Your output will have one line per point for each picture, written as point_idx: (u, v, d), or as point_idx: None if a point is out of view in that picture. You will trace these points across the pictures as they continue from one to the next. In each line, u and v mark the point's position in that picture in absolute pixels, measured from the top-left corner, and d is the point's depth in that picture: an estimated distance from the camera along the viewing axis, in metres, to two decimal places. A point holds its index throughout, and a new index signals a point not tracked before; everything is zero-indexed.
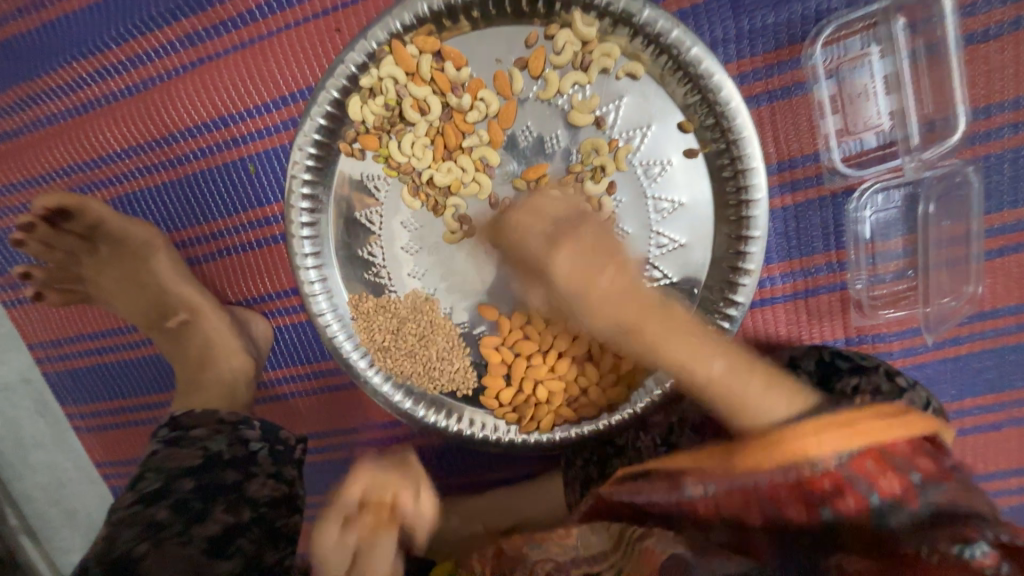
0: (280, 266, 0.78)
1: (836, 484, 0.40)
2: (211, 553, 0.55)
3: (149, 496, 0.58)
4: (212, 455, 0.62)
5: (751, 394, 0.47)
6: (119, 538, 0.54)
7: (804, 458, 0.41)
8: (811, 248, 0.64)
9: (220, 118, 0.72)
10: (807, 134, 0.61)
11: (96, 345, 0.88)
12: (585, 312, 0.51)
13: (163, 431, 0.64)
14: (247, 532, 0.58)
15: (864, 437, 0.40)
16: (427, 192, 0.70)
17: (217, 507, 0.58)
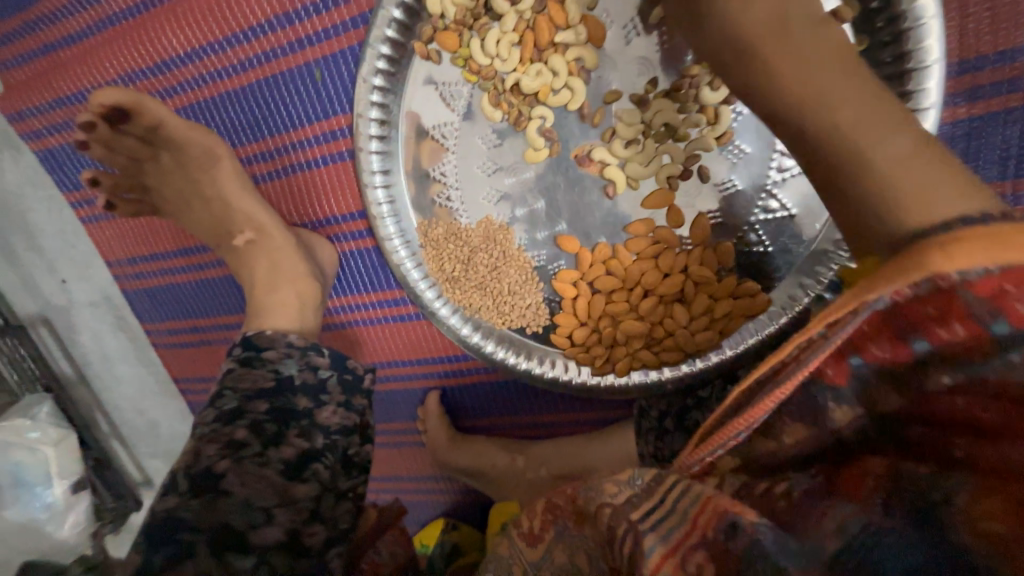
0: (345, 187, 0.73)
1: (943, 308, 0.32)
2: (290, 475, 0.54)
3: (226, 414, 0.55)
4: (285, 380, 0.59)
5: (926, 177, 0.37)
6: (201, 454, 0.52)
7: None
8: (982, 176, 0.52)
9: (285, 15, 0.66)
10: (1006, 26, 0.48)
11: (168, 264, 0.89)
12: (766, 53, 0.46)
13: (236, 350, 0.61)
14: (322, 457, 0.57)
15: None
16: (510, 101, 0.61)
17: (291, 432, 0.56)
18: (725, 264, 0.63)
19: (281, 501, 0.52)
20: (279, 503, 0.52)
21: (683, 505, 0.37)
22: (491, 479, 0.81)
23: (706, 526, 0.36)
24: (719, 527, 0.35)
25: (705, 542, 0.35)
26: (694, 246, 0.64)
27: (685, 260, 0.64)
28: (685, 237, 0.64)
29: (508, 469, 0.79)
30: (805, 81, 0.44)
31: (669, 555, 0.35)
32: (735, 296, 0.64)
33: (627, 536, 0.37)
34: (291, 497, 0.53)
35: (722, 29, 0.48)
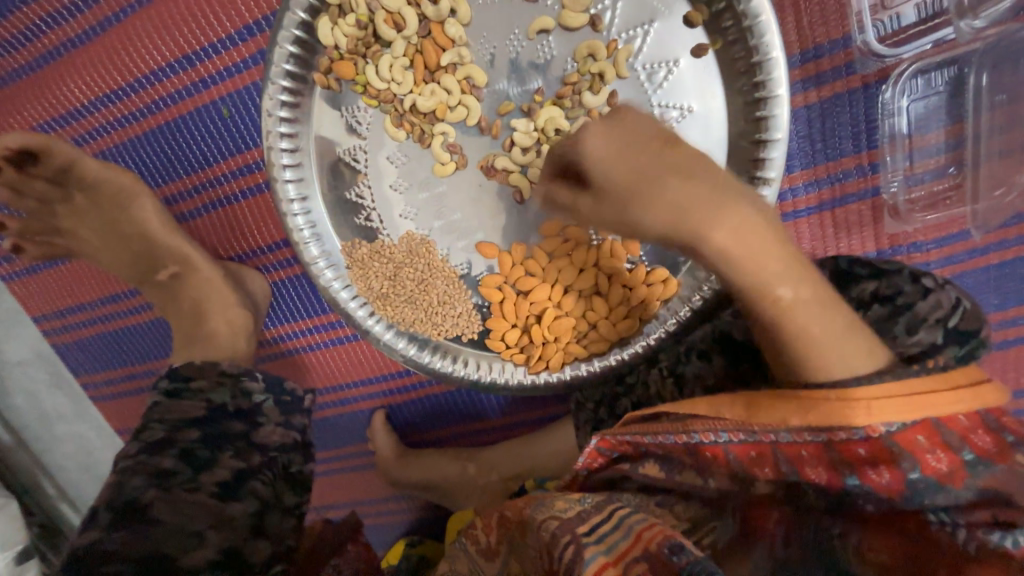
0: (267, 217, 0.75)
1: (875, 452, 0.42)
2: (223, 495, 0.55)
3: (153, 445, 0.56)
4: (216, 407, 0.60)
5: (840, 335, 0.45)
6: (127, 485, 0.53)
7: (841, 424, 0.41)
8: (839, 150, 0.58)
9: (185, 57, 0.67)
10: (834, 17, 0.53)
11: (96, 311, 0.87)
12: (632, 198, 0.44)
13: (161, 382, 0.62)
14: (259, 475, 0.58)
15: (918, 408, 0.40)
16: (412, 121, 0.64)
17: (225, 454, 0.57)
18: (632, 254, 0.67)
19: (214, 521, 0.53)
20: (213, 524, 0.52)
21: (628, 522, 0.45)
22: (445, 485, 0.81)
23: (649, 540, 0.42)
24: (664, 543, 0.41)
25: (646, 554, 0.41)
26: (603, 240, 0.67)
27: (597, 254, 0.68)
28: (594, 233, 0.67)
29: (460, 479, 0.80)
30: (628, 182, 0.43)
31: (608, 565, 0.41)
32: (648, 283, 0.67)
33: (569, 548, 0.43)
34: (227, 516, 0.54)
35: (603, 172, 0.44)
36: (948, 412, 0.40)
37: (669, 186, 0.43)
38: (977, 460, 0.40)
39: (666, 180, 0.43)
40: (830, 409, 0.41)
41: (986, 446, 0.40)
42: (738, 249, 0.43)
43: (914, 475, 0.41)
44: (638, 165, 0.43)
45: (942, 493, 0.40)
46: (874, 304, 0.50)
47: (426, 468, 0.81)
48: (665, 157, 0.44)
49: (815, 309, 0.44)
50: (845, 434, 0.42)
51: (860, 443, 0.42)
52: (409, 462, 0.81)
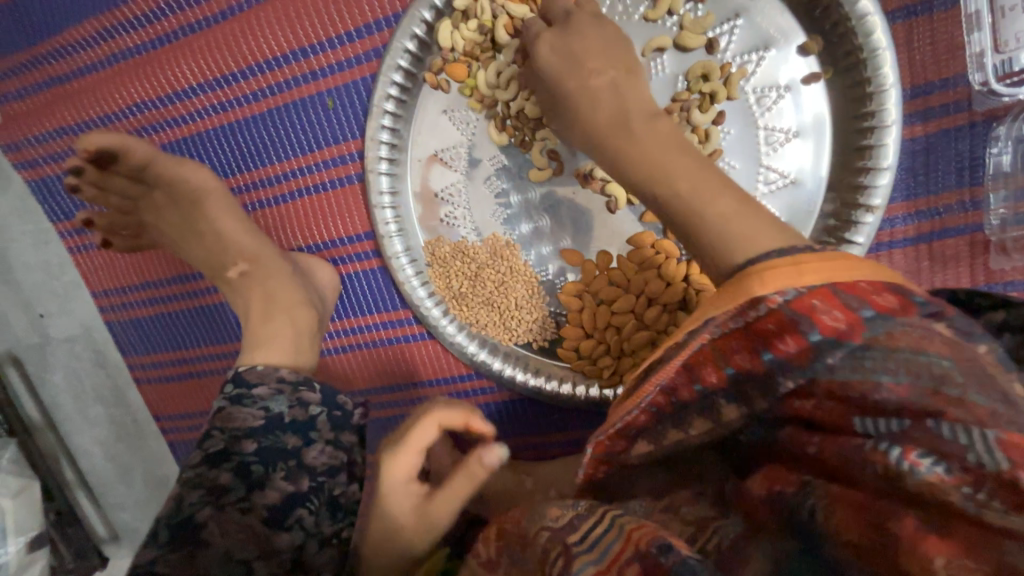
0: (351, 210, 0.75)
1: (780, 325, 0.39)
2: (271, 523, 0.54)
3: (213, 457, 0.55)
4: (274, 417, 0.57)
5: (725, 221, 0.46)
6: (185, 500, 0.53)
7: (745, 300, 0.40)
8: (942, 184, 0.59)
9: (300, 49, 0.70)
10: (946, 57, 0.55)
11: (166, 292, 0.86)
12: (599, 116, 0.55)
13: (227, 386, 0.59)
14: (306, 504, 0.55)
15: (814, 275, 0.39)
16: (516, 126, 0.65)
17: (277, 475, 0.55)
18: None
19: (262, 553, 0.53)
20: (259, 554, 0.53)
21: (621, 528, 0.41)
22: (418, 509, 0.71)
23: (639, 540, 0.39)
24: (654, 543, 0.38)
25: (638, 554, 0.37)
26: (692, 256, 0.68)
27: (685, 269, 0.67)
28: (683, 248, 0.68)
29: (515, 491, 0.77)
30: (599, 102, 0.55)
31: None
32: None
33: (559, 560, 0.40)
34: (272, 547, 0.53)
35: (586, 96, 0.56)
36: (843, 280, 0.39)
37: (624, 108, 0.54)
38: (876, 316, 0.38)
39: (623, 108, 0.54)
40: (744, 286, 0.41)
41: (888, 303, 0.38)
42: (681, 174, 0.49)
43: (817, 337, 0.38)
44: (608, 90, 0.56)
45: (836, 358, 0.38)
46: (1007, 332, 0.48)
47: (478, 476, 0.78)
48: (630, 94, 0.56)
49: (740, 217, 0.45)
50: (752, 313, 0.40)
51: (768, 316, 0.39)
52: (460, 469, 0.79)
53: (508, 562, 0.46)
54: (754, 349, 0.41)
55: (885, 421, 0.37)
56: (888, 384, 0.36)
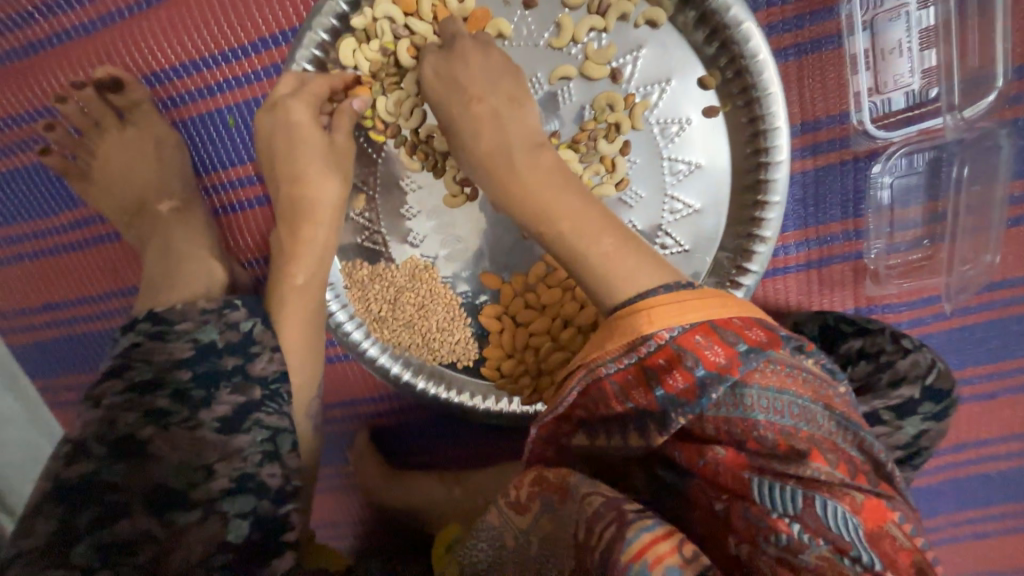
0: (264, 230, 0.72)
1: (669, 360, 0.41)
2: (224, 428, 0.50)
3: (142, 386, 0.51)
4: (204, 346, 0.53)
5: (618, 254, 0.47)
6: (121, 419, 0.49)
7: (635, 336, 0.42)
8: (829, 215, 0.62)
9: (194, 62, 0.65)
10: (833, 94, 0.57)
11: (93, 305, 0.80)
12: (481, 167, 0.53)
13: (141, 323, 0.54)
14: (265, 406, 0.53)
15: (700, 311, 0.42)
16: (427, 151, 0.64)
17: (221, 391, 0.51)
18: None
19: (222, 456, 0.49)
20: (220, 458, 0.49)
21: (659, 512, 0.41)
22: (324, 152, 0.61)
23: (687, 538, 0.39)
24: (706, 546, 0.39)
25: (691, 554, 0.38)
26: None
27: None
28: None
29: (444, 500, 0.79)
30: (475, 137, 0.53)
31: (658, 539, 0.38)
32: None
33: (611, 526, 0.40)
34: (233, 449, 0.50)
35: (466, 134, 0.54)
36: (708, 318, 0.42)
37: (507, 144, 0.53)
38: (750, 349, 0.41)
39: (521, 165, 0.52)
40: (627, 325, 0.43)
41: (757, 337, 0.42)
42: (569, 233, 0.48)
43: (700, 370, 0.40)
44: (488, 104, 0.54)
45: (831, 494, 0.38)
46: (861, 360, 0.58)
47: (407, 487, 0.80)
48: (527, 140, 0.53)
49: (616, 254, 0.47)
50: (642, 349, 0.42)
51: (657, 351, 0.42)
52: (388, 484, 0.81)
53: (541, 508, 0.47)
54: (647, 383, 0.42)
55: (781, 490, 0.38)
56: (763, 421, 0.40)
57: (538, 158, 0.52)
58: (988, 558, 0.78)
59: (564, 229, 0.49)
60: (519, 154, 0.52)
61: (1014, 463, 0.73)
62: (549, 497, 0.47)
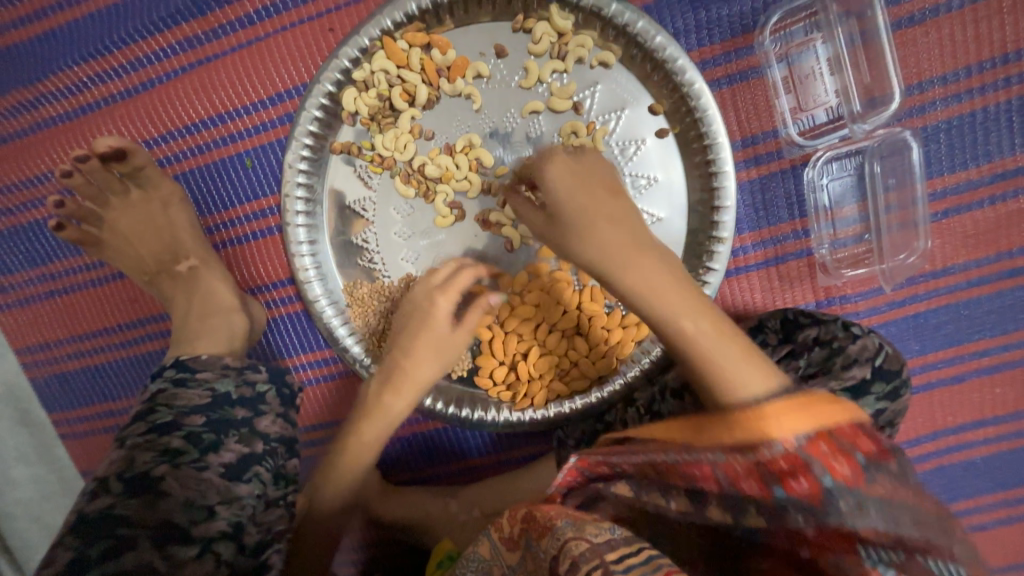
0: (274, 258, 0.80)
1: (793, 466, 0.38)
2: (230, 474, 0.55)
3: (161, 426, 0.56)
4: (220, 397, 0.59)
5: (733, 361, 0.47)
6: (137, 460, 0.53)
7: (760, 437, 0.39)
8: (778, 217, 0.70)
9: (218, 115, 0.76)
10: (765, 113, 0.67)
11: (114, 337, 0.86)
12: (594, 259, 0.54)
13: (166, 371, 0.62)
14: (265, 461, 0.58)
15: (807, 419, 0.39)
16: (419, 180, 0.73)
17: (231, 438, 0.57)
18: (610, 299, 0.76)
19: (223, 499, 0.54)
20: (222, 501, 0.53)
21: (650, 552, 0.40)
22: (437, 338, 0.71)
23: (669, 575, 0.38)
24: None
25: None
26: (584, 286, 0.76)
27: (579, 298, 0.76)
28: (576, 278, 0.76)
29: (441, 516, 0.80)
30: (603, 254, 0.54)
31: None
32: (624, 325, 0.76)
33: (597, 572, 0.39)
34: (233, 495, 0.55)
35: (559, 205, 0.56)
36: (834, 420, 0.39)
37: (640, 248, 0.54)
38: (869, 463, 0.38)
39: (627, 265, 0.53)
40: (747, 427, 0.40)
41: (844, 470, 0.38)
42: (645, 286, 0.52)
43: (829, 482, 0.37)
44: (582, 202, 0.55)
45: (847, 504, 0.37)
46: (816, 346, 0.62)
47: (403, 505, 0.82)
48: (621, 205, 0.57)
49: (718, 340, 0.48)
50: (766, 451, 0.38)
51: (780, 455, 0.38)
52: (386, 502, 0.82)
53: (527, 546, 0.47)
54: (763, 480, 0.39)
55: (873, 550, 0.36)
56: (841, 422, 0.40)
57: (650, 263, 0.53)
58: (987, 548, 0.78)
59: (650, 291, 0.51)
60: (616, 248, 0.53)
61: (995, 447, 0.75)
62: (532, 534, 0.46)
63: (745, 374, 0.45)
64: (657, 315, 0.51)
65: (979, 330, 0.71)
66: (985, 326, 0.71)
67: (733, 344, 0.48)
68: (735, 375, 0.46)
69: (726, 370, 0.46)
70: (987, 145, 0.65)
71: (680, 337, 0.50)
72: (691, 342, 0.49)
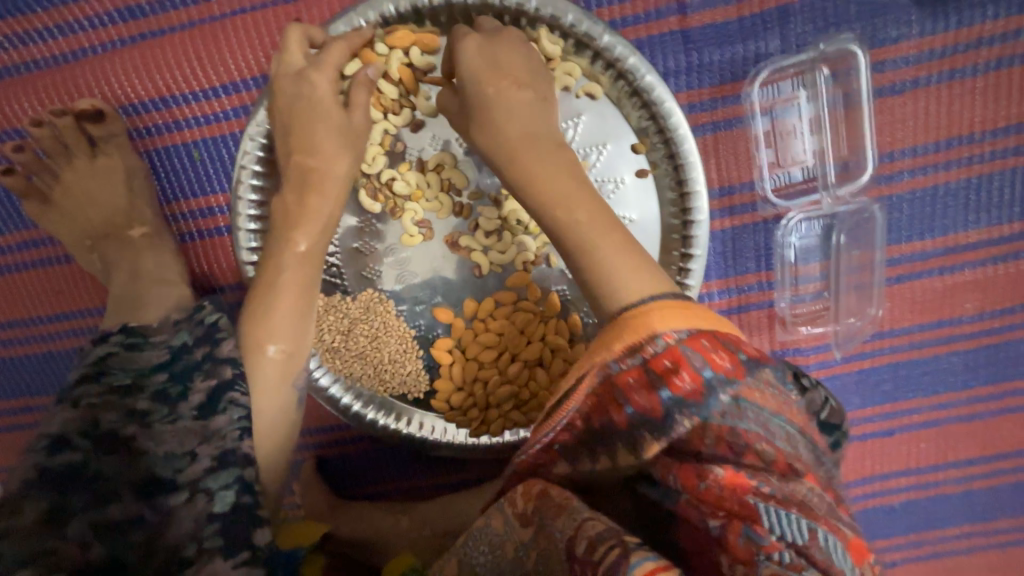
0: (222, 261, 0.74)
1: (676, 361, 0.43)
2: (202, 413, 0.52)
3: (119, 389, 0.52)
4: (180, 347, 0.56)
5: (624, 268, 0.50)
6: (99, 419, 0.50)
7: (646, 336, 0.44)
8: (745, 268, 0.70)
9: (163, 99, 0.68)
10: (744, 165, 0.66)
11: (34, 328, 0.78)
12: (525, 169, 0.56)
13: (114, 336, 0.57)
14: (237, 386, 0.53)
15: (697, 320, 0.45)
16: (386, 195, 0.69)
17: (197, 379, 0.53)
18: (575, 333, 0.74)
19: (202, 438, 0.51)
20: (200, 442, 0.50)
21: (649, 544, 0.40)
22: (342, 130, 0.62)
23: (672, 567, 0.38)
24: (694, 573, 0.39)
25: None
26: (551, 317, 0.74)
27: (544, 329, 0.74)
28: (543, 309, 0.74)
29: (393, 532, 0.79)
30: (507, 134, 0.56)
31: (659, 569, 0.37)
32: None
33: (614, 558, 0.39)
34: (213, 430, 0.51)
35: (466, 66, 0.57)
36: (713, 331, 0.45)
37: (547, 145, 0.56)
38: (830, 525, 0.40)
39: (533, 151, 0.56)
40: (635, 328, 0.45)
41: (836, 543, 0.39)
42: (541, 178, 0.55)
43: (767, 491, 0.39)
44: (492, 84, 0.57)
45: (721, 405, 0.42)
46: None
47: (354, 521, 0.80)
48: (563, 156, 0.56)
49: (614, 252, 0.51)
50: (651, 347, 0.44)
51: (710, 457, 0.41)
52: (336, 518, 0.80)
53: (540, 524, 0.45)
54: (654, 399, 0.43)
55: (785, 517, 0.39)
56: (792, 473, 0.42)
57: (586, 200, 0.54)
58: None
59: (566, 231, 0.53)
60: (525, 131, 0.56)
61: (914, 494, 0.80)
62: (547, 513, 0.45)
63: (634, 288, 0.49)
64: (572, 249, 0.53)
65: (914, 389, 0.75)
66: (920, 385, 0.75)
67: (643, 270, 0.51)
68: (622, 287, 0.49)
69: (607, 263, 0.50)
70: (945, 219, 0.68)
71: (587, 262, 0.52)
72: (591, 254, 0.52)
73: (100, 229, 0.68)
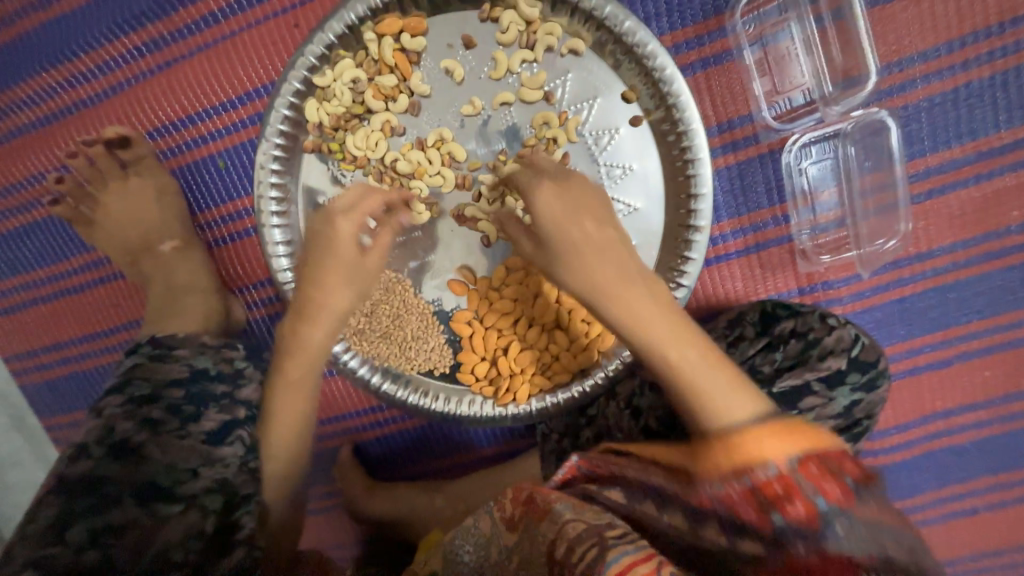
0: (253, 260, 0.80)
1: (787, 488, 0.39)
2: (211, 438, 0.56)
3: (140, 400, 0.57)
4: (198, 371, 0.60)
5: (719, 387, 0.48)
6: (117, 428, 0.55)
7: (755, 457, 0.41)
8: (757, 203, 0.68)
9: (189, 117, 0.76)
10: (739, 97, 0.65)
11: (97, 342, 0.87)
12: (567, 263, 0.53)
13: (142, 347, 0.63)
14: (247, 424, 0.59)
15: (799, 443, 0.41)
16: (392, 176, 0.72)
17: (210, 408, 0.58)
18: None
19: (205, 461, 0.55)
20: (202, 464, 0.55)
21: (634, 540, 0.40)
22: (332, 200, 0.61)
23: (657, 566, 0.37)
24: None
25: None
26: None
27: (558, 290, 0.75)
28: None
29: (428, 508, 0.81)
30: (588, 282, 0.52)
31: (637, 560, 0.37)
32: None
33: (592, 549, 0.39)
34: (216, 457, 0.56)
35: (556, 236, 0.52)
36: None
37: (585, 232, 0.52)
38: None
39: (585, 254, 0.52)
40: None
41: None
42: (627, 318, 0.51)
43: None
44: (570, 229, 0.52)
45: None
46: (792, 339, 0.63)
47: (390, 499, 0.82)
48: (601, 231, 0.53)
49: (703, 368, 0.49)
50: None
51: None
52: (373, 496, 0.83)
53: (524, 527, 0.46)
54: None
55: None
56: None
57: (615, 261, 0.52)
58: (979, 532, 0.77)
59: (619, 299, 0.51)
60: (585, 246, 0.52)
61: (985, 431, 0.73)
62: (531, 517, 0.46)
63: (724, 395, 0.47)
64: (625, 329, 0.51)
65: (966, 313, 0.69)
66: (974, 308, 0.69)
67: (715, 362, 0.50)
68: (727, 408, 0.46)
69: (713, 393, 0.47)
70: (972, 123, 0.63)
71: (661, 362, 0.50)
72: (681, 373, 0.49)
73: (143, 243, 0.75)
